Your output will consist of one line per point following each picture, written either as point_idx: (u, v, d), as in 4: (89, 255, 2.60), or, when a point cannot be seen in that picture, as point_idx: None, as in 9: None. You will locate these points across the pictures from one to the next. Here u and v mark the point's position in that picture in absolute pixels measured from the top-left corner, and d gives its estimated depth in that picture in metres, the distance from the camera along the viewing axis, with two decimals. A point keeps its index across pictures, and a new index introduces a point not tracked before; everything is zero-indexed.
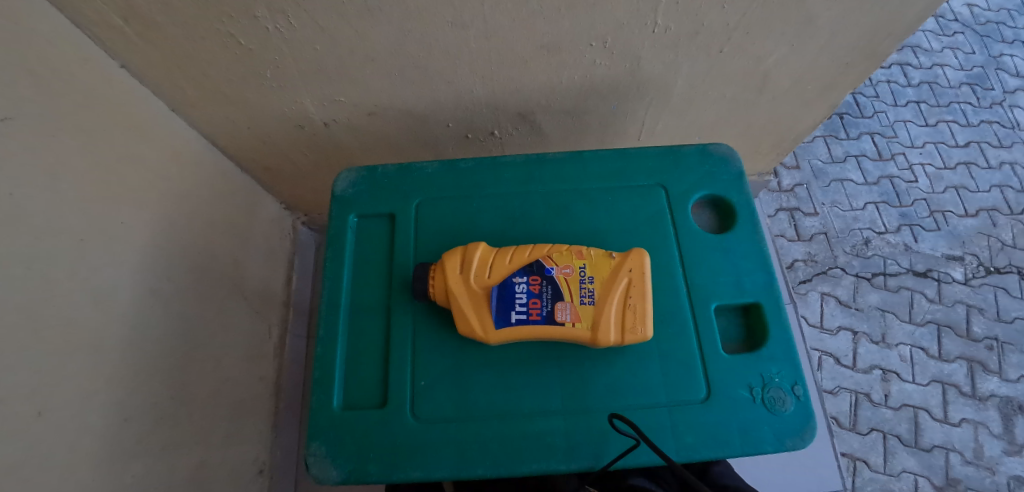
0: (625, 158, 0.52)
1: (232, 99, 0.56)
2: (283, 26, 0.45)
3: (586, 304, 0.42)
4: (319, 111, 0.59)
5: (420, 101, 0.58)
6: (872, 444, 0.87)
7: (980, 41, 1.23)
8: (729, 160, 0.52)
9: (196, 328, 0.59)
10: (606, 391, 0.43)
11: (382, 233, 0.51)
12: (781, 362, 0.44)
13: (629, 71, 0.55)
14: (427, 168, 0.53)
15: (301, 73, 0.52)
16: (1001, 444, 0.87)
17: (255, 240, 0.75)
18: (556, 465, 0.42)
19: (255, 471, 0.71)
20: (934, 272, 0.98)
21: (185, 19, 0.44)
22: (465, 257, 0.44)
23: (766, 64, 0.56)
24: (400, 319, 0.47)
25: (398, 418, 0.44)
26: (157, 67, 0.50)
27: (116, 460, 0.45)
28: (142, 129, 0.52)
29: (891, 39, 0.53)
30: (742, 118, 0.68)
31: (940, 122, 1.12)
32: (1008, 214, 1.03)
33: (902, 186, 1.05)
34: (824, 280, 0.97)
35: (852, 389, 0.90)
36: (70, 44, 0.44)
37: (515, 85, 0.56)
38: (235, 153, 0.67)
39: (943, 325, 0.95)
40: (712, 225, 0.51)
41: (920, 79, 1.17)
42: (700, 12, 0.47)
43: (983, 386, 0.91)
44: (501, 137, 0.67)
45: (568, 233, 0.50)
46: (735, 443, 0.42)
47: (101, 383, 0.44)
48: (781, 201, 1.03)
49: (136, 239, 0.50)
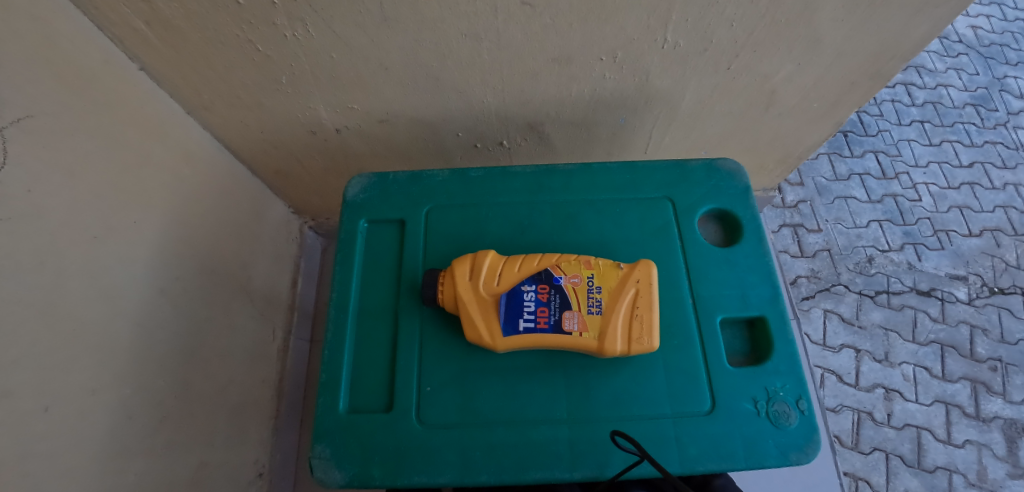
0: (633, 171, 0.53)
1: (248, 104, 0.57)
2: (300, 33, 0.46)
3: (593, 313, 0.42)
4: (331, 117, 0.59)
5: (431, 109, 0.59)
6: (874, 464, 0.86)
7: (984, 62, 1.24)
8: (736, 175, 0.53)
9: (203, 330, 0.59)
10: (611, 400, 0.43)
11: (392, 239, 0.52)
12: (786, 376, 0.45)
13: (638, 86, 0.56)
14: (438, 176, 0.53)
15: (317, 80, 0.53)
16: (1004, 467, 0.87)
17: (263, 242, 0.75)
18: (560, 474, 0.42)
19: (255, 474, 0.71)
20: (937, 291, 0.98)
21: (206, 23, 0.45)
22: (474, 264, 0.45)
23: (774, 82, 0.57)
24: (408, 325, 0.47)
25: (403, 423, 0.44)
26: (176, 70, 0.51)
27: (120, 458, 0.46)
28: (159, 131, 0.53)
29: (895, 60, 0.54)
30: (748, 134, 0.68)
31: (944, 141, 1.13)
32: (1011, 235, 1.03)
33: (906, 205, 1.05)
34: (827, 297, 0.97)
35: (854, 407, 0.90)
36: (93, 46, 0.45)
37: (525, 96, 0.57)
38: (246, 157, 0.68)
39: (947, 345, 0.94)
40: (719, 238, 0.52)
41: (925, 99, 1.18)
42: (709, 30, 0.48)
43: (986, 408, 0.90)
44: (509, 147, 0.68)
45: (575, 243, 0.50)
46: (739, 456, 0.42)
47: (112, 381, 0.45)
48: (784, 218, 1.03)
49: (149, 239, 0.50)
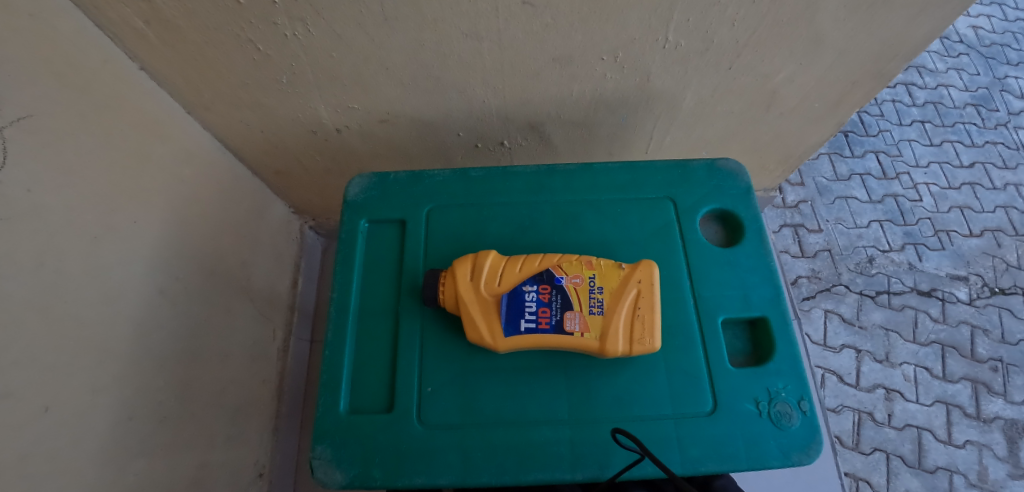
0: (634, 171, 0.53)
1: (248, 103, 0.56)
2: (301, 32, 0.46)
3: (595, 314, 0.42)
4: (331, 117, 0.59)
5: (432, 109, 0.59)
6: (874, 465, 0.86)
7: (985, 63, 1.24)
8: (737, 175, 0.53)
9: (203, 330, 0.59)
10: (612, 400, 0.43)
11: (393, 239, 0.52)
12: (788, 377, 0.44)
13: (639, 85, 0.56)
14: (439, 176, 0.53)
15: (317, 79, 0.52)
16: (1005, 467, 0.87)
17: (263, 242, 0.75)
18: (561, 475, 0.42)
19: (255, 474, 0.70)
20: (938, 291, 0.98)
21: (206, 23, 0.45)
22: (475, 264, 0.45)
23: (775, 82, 0.57)
24: (409, 325, 0.47)
25: (404, 424, 0.44)
26: (176, 69, 0.51)
27: (120, 459, 0.45)
28: (159, 131, 0.53)
29: (897, 60, 0.53)
30: (749, 134, 0.68)
31: (945, 142, 1.12)
32: (1012, 235, 1.03)
33: (907, 205, 1.05)
34: (828, 297, 0.97)
35: (854, 407, 0.89)
36: (92, 45, 0.45)
37: (526, 96, 0.57)
38: (247, 157, 0.67)
39: (948, 346, 0.94)
40: (720, 239, 0.52)
41: (926, 99, 1.18)
42: (710, 30, 0.48)
43: (987, 408, 0.90)
44: (510, 147, 0.67)
45: (577, 243, 0.50)
46: (741, 457, 0.42)
47: (112, 381, 0.45)
48: (785, 218, 1.03)
49: (149, 238, 0.50)
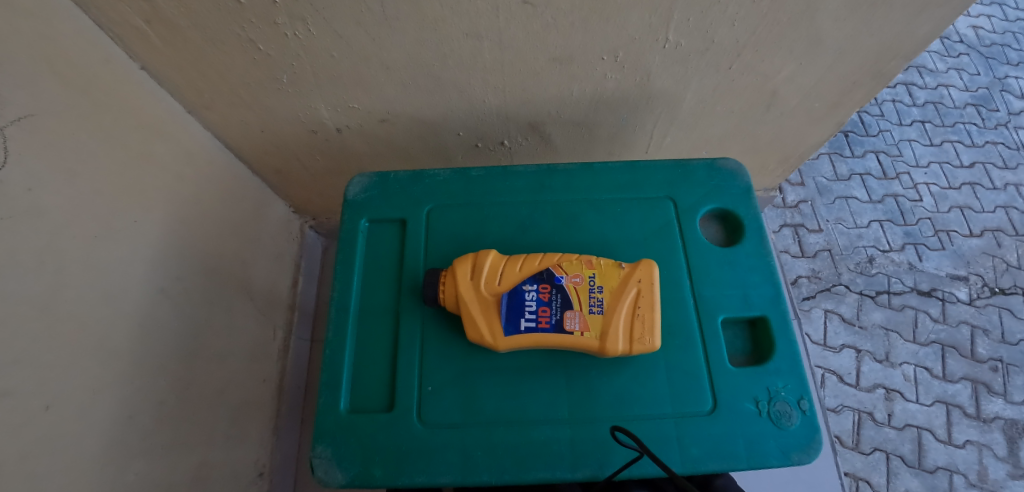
0: (634, 171, 0.53)
1: (249, 102, 0.56)
2: (301, 32, 0.46)
3: (595, 313, 0.42)
4: (332, 117, 0.59)
5: (432, 109, 0.59)
6: (874, 465, 0.86)
7: (985, 63, 1.24)
8: (737, 175, 0.53)
9: (203, 329, 0.59)
10: (612, 400, 0.43)
11: (393, 239, 0.52)
12: (787, 376, 0.44)
13: (639, 85, 0.56)
14: (439, 175, 0.53)
15: (317, 79, 0.53)
16: (1005, 467, 0.87)
17: (263, 241, 0.75)
18: (561, 474, 0.42)
19: (255, 473, 0.70)
20: (938, 291, 0.98)
21: (207, 22, 0.45)
22: (476, 264, 0.45)
23: (775, 82, 0.57)
24: (409, 324, 0.47)
25: (404, 423, 0.44)
26: (176, 69, 0.51)
27: (120, 458, 0.45)
28: (160, 130, 0.53)
29: (897, 60, 0.53)
30: (749, 134, 0.68)
31: (945, 142, 1.12)
32: (1012, 236, 1.03)
33: (907, 205, 1.05)
34: (828, 297, 0.97)
35: (854, 407, 0.89)
36: (93, 44, 0.45)
37: (527, 96, 0.57)
38: (247, 156, 0.68)
39: (948, 346, 0.94)
40: (720, 238, 0.52)
41: (926, 99, 1.18)
42: (710, 30, 0.48)
43: (987, 408, 0.90)
44: (510, 147, 0.67)
45: (577, 242, 0.50)
46: (741, 456, 0.42)
47: (112, 380, 0.45)
48: (785, 218, 1.03)
49: (149, 238, 0.50)
